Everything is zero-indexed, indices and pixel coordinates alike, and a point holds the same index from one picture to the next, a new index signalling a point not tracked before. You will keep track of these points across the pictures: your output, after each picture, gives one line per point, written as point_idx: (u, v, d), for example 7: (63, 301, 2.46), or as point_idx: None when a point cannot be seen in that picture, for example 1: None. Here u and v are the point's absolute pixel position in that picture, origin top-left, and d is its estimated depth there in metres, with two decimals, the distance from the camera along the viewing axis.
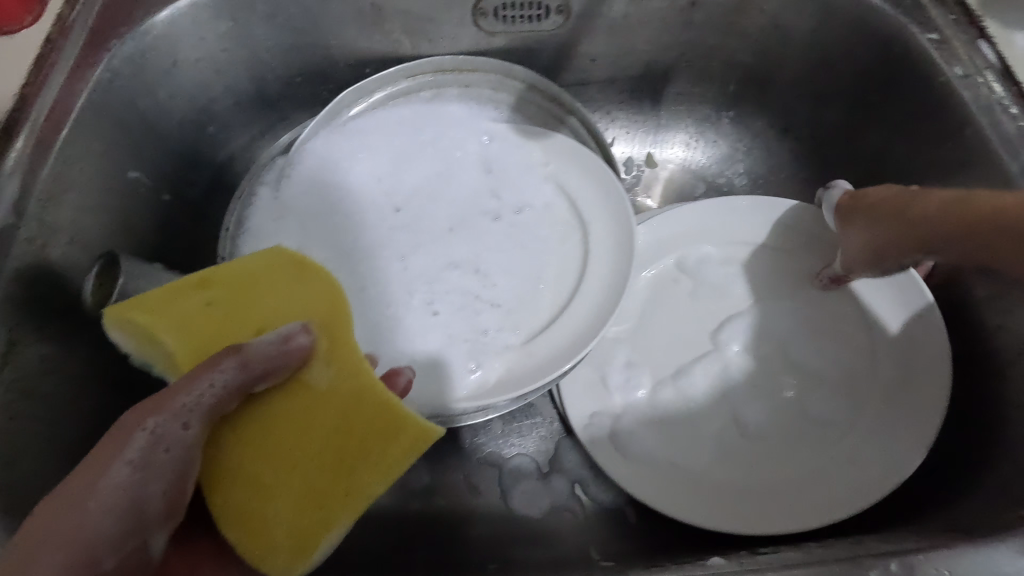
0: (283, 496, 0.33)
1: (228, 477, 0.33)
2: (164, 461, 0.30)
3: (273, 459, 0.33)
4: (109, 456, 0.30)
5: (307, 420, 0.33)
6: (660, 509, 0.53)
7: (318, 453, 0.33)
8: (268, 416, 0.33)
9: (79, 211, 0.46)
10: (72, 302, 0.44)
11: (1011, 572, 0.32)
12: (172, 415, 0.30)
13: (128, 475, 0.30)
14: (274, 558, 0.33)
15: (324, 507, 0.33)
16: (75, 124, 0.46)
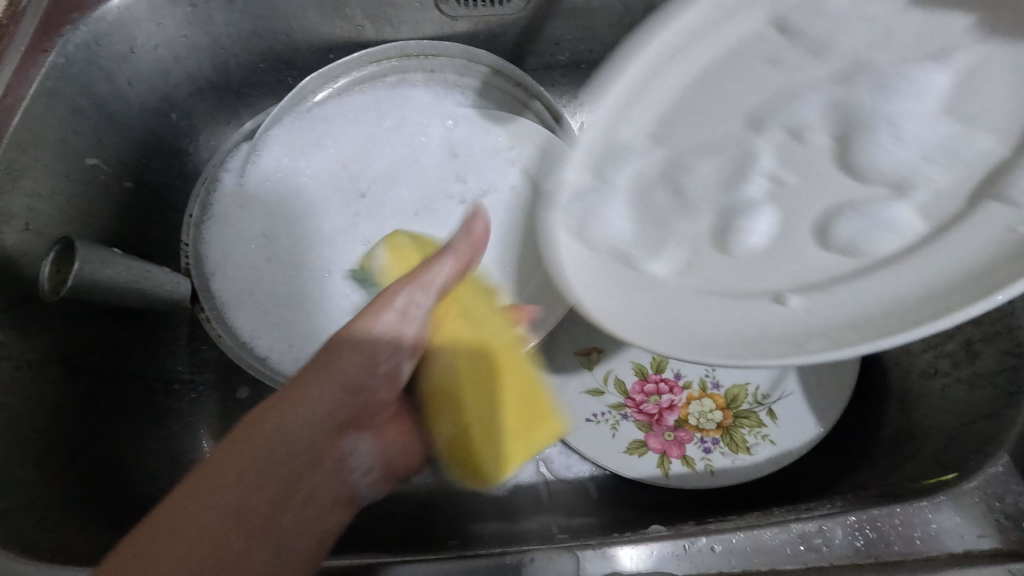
0: (502, 429, 0.36)
1: (468, 395, 0.37)
2: (411, 327, 0.38)
3: (484, 397, 0.36)
4: (338, 345, 0.38)
5: (497, 372, 0.37)
6: (620, 483, 0.54)
7: (483, 399, 0.36)
8: (480, 365, 0.37)
9: (34, 198, 0.47)
10: (28, 291, 0.45)
11: (933, 533, 0.34)
12: (391, 308, 0.37)
13: (351, 358, 0.38)
14: (491, 468, 0.36)
15: (520, 444, 0.36)
16: (27, 111, 0.46)
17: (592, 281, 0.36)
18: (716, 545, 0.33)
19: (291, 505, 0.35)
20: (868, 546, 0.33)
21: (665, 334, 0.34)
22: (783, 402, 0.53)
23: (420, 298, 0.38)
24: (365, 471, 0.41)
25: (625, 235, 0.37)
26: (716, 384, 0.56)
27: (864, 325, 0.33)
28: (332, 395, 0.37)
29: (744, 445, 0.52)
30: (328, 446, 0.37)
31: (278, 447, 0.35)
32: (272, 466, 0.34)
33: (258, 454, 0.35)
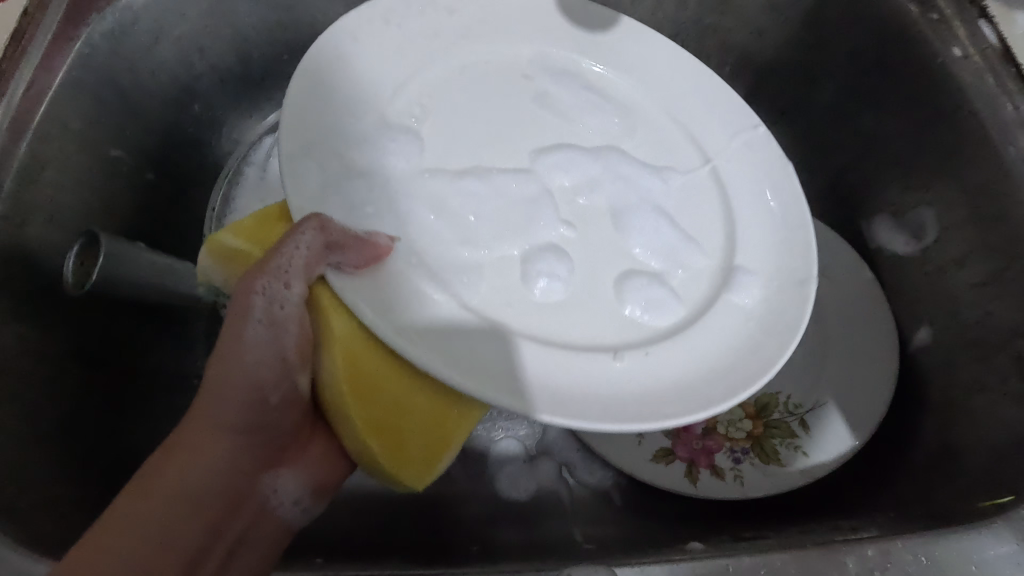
0: (405, 435, 0.36)
1: (367, 403, 0.35)
2: (288, 335, 0.35)
3: (378, 408, 0.36)
4: (241, 316, 0.34)
5: (381, 382, 0.35)
6: (645, 492, 0.53)
7: (381, 411, 0.36)
8: (369, 379, 0.35)
9: (57, 190, 0.46)
10: (49, 283, 0.44)
11: (989, 560, 0.32)
12: (274, 270, 0.34)
13: (261, 329, 0.34)
14: (408, 476, 0.36)
15: (428, 456, 0.36)
16: (53, 101, 0.45)
17: (447, 359, 0.34)
18: (760, 566, 0.32)
19: (219, 538, 0.36)
20: (920, 571, 0.32)
21: (547, 399, 0.35)
22: (817, 412, 0.52)
23: (282, 290, 0.34)
24: (295, 502, 0.41)
25: (494, 301, 0.38)
26: (746, 393, 0.55)
27: (682, 390, 0.37)
28: (232, 440, 0.36)
29: (776, 456, 0.51)
30: (247, 484, 0.38)
31: (183, 491, 0.35)
32: (191, 501, 0.35)
33: (200, 459, 0.35)
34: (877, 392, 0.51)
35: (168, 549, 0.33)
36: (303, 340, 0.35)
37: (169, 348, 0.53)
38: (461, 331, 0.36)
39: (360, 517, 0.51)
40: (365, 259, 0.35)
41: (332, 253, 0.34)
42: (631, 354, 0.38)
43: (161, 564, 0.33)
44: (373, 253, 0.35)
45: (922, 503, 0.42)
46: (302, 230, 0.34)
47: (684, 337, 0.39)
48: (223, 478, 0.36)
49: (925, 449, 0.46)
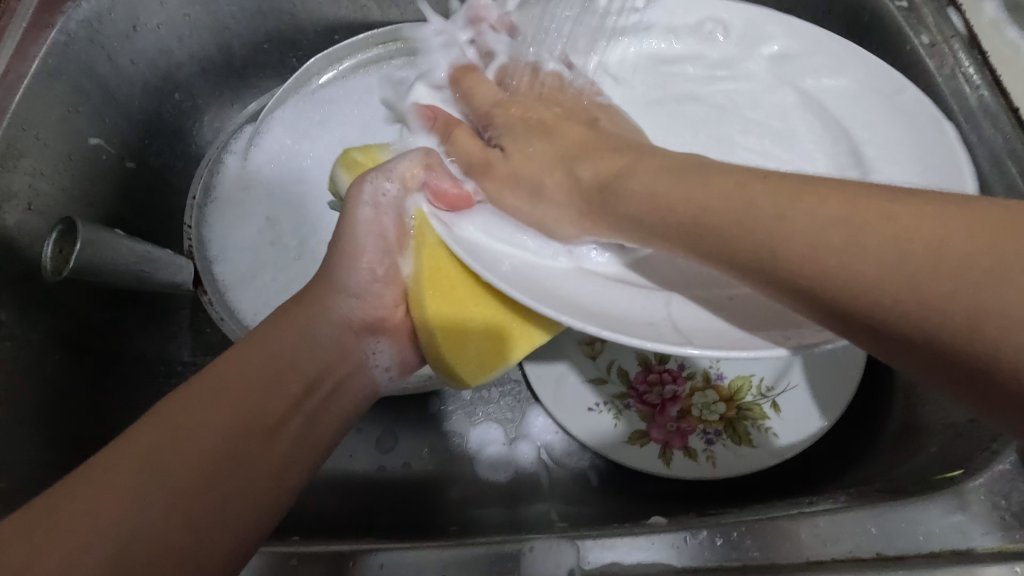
0: (472, 337, 0.38)
1: (441, 295, 0.38)
2: (388, 222, 0.40)
3: (451, 306, 0.38)
4: (353, 203, 0.40)
5: (452, 286, 0.38)
6: (621, 473, 0.54)
7: (450, 311, 0.38)
8: (446, 276, 0.38)
9: (36, 178, 0.46)
10: (30, 269, 0.44)
11: (935, 529, 0.34)
12: (387, 172, 0.40)
13: (367, 213, 0.40)
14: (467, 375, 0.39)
15: (489, 360, 0.38)
16: (30, 88, 0.45)
17: (500, 267, 0.38)
18: (716, 537, 0.33)
19: (308, 401, 0.38)
20: (870, 542, 0.33)
21: (562, 304, 0.36)
22: (788, 394, 0.53)
23: (385, 185, 0.40)
24: (386, 369, 0.46)
25: (578, 244, 0.43)
26: (720, 375, 0.55)
27: (669, 336, 0.36)
28: (333, 312, 0.42)
29: (747, 437, 0.52)
30: (340, 354, 0.42)
31: (275, 353, 0.38)
32: (279, 364, 0.38)
33: (306, 322, 0.40)
34: (845, 378, 0.52)
35: (258, 394, 0.36)
36: (402, 233, 0.40)
37: (151, 335, 0.54)
38: (536, 262, 0.40)
39: (341, 497, 0.53)
40: (451, 190, 0.40)
41: (428, 173, 0.40)
42: (633, 295, 0.39)
43: (256, 404, 0.35)
44: (450, 199, 0.40)
45: (883, 477, 0.43)
46: (407, 156, 0.40)
47: (662, 309, 0.38)
48: (313, 346, 0.40)
49: (889, 429, 0.48)
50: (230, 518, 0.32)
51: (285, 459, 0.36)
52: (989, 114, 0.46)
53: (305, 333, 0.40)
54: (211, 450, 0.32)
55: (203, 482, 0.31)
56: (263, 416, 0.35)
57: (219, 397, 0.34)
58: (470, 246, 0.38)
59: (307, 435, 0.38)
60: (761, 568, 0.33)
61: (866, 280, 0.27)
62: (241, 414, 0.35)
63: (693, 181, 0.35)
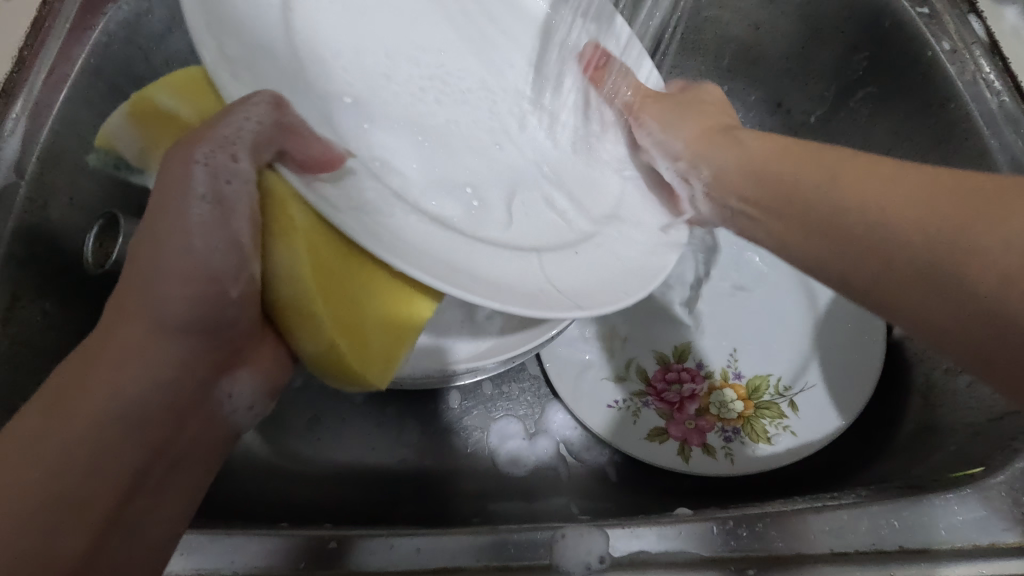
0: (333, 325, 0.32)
1: (323, 275, 0.32)
2: (238, 222, 0.31)
3: (324, 290, 0.32)
4: (176, 191, 0.31)
5: (327, 264, 0.32)
6: (639, 469, 0.55)
7: (328, 293, 0.32)
8: (323, 254, 0.32)
9: (77, 173, 0.48)
10: (71, 262, 0.46)
11: (957, 523, 0.34)
12: (216, 139, 0.30)
13: (202, 211, 0.31)
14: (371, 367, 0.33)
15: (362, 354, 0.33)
16: (73, 87, 0.47)
17: (420, 257, 0.33)
18: (741, 529, 0.34)
19: (157, 462, 0.33)
20: (891, 535, 0.34)
21: (504, 292, 0.34)
22: (805, 393, 0.54)
23: (228, 162, 0.30)
24: (247, 406, 0.38)
25: (452, 212, 0.39)
26: (739, 375, 0.56)
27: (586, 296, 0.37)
28: (164, 344, 0.32)
29: (765, 436, 0.53)
30: (204, 390, 0.34)
31: (138, 396, 0.31)
32: (137, 416, 0.31)
33: (129, 373, 0.31)
34: (862, 378, 0.53)
35: (105, 459, 0.30)
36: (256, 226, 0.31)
37: None
38: (441, 245, 0.36)
39: (366, 488, 0.54)
40: (322, 155, 0.33)
41: (284, 137, 0.31)
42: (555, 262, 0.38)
43: (99, 469, 0.30)
44: (324, 166, 0.33)
45: (902, 475, 0.44)
46: (254, 104, 0.31)
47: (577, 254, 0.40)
48: (176, 383, 0.32)
49: (906, 428, 0.49)
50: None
51: (134, 527, 0.32)
52: (1009, 119, 0.47)
53: (127, 392, 0.30)
54: (46, 545, 0.28)
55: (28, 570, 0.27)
56: (107, 488, 0.30)
57: (61, 456, 0.28)
58: (359, 215, 0.32)
59: (155, 493, 0.33)
60: (786, 559, 0.33)
61: (908, 254, 0.33)
62: (76, 485, 0.29)
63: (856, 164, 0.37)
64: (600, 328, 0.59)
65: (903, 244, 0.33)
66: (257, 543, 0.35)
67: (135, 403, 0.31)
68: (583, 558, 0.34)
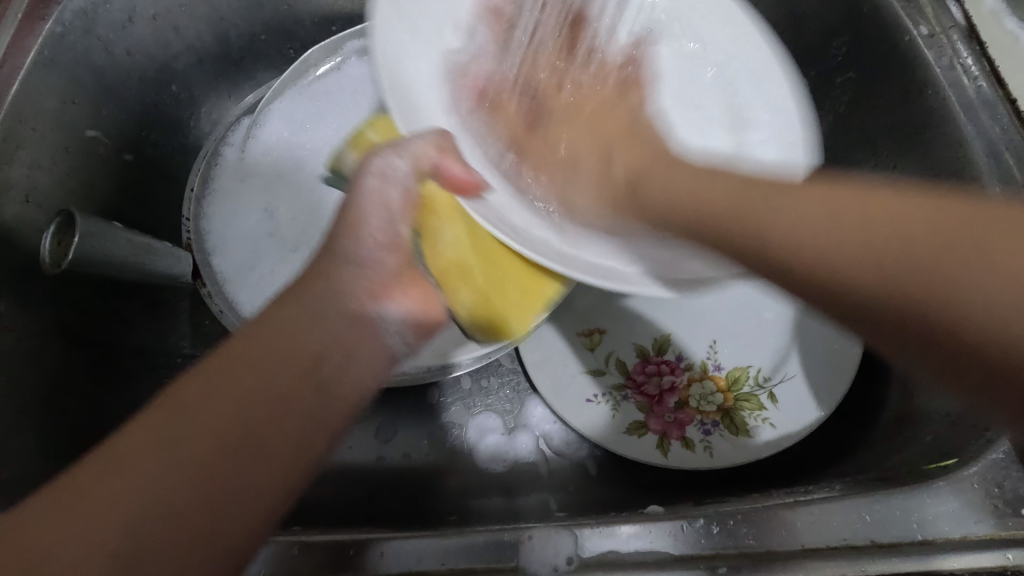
0: (510, 297, 0.45)
1: (458, 277, 0.44)
2: (392, 190, 0.37)
3: (474, 279, 0.44)
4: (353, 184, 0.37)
5: (461, 268, 0.44)
6: (618, 463, 0.55)
7: (480, 281, 0.45)
8: (476, 252, 0.45)
9: (33, 169, 0.46)
10: (28, 263, 0.44)
11: (931, 516, 0.34)
12: (396, 150, 0.38)
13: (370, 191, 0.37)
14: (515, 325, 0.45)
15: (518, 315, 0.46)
16: (26, 80, 0.45)
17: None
18: (711, 526, 0.34)
19: (305, 395, 0.31)
20: (864, 529, 0.34)
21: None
22: (785, 384, 0.53)
23: (393, 162, 0.38)
24: (400, 334, 0.37)
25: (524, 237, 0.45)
26: (719, 366, 0.56)
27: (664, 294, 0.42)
28: (340, 284, 0.34)
29: (745, 428, 0.52)
30: (363, 325, 0.34)
31: (287, 337, 0.31)
32: (271, 371, 0.30)
33: (306, 304, 0.33)
34: (840, 368, 0.52)
35: (245, 401, 0.29)
36: (408, 203, 0.38)
37: (150, 327, 0.54)
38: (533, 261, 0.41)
39: (341, 486, 0.53)
40: (414, 192, 0.38)
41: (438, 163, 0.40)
42: (608, 279, 0.43)
43: (237, 406, 0.29)
44: (421, 197, 0.38)
45: (879, 467, 0.44)
46: (417, 139, 0.39)
47: (631, 275, 0.43)
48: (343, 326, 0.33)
49: (884, 418, 0.48)
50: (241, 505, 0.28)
51: (292, 455, 0.30)
52: (987, 106, 0.46)
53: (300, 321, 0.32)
54: (205, 451, 0.28)
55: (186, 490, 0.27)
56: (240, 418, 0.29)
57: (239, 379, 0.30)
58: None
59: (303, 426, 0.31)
60: (758, 555, 0.33)
61: (788, 259, 0.31)
62: (245, 403, 0.29)
63: (702, 182, 0.38)
64: (578, 322, 0.58)
65: (813, 270, 0.30)
66: None
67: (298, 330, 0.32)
68: (550, 559, 0.33)
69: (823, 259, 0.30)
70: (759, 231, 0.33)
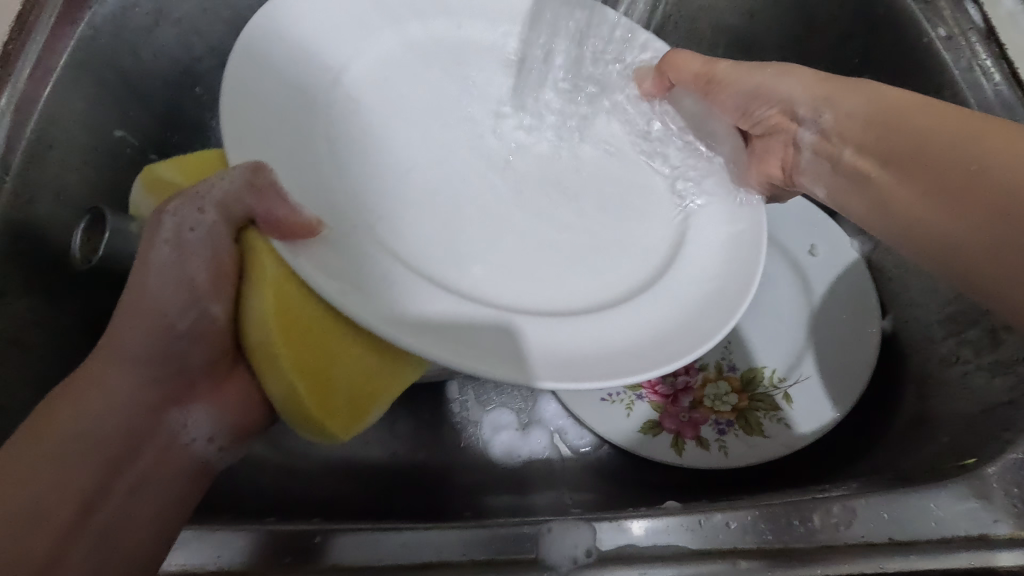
0: (343, 380, 0.36)
1: (273, 357, 0.35)
2: (193, 266, 0.35)
3: (317, 358, 0.35)
4: (149, 240, 0.36)
5: (322, 337, 0.35)
6: (634, 461, 0.55)
7: (303, 366, 0.35)
8: (304, 321, 0.35)
9: (63, 169, 0.47)
10: (58, 260, 0.45)
11: (950, 516, 0.34)
12: (191, 198, 0.35)
13: (166, 256, 0.36)
14: (336, 422, 0.36)
15: (358, 402, 0.37)
16: (57, 83, 0.46)
17: (428, 331, 0.33)
18: (730, 521, 0.34)
19: (121, 477, 0.35)
20: (882, 528, 0.34)
21: (544, 361, 0.34)
22: (800, 385, 0.53)
23: (195, 214, 0.35)
24: (207, 440, 0.40)
25: (483, 266, 0.39)
26: (733, 367, 0.56)
27: (641, 352, 0.36)
28: (133, 369, 0.36)
29: (760, 427, 0.52)
30: (156, 419, 0.37)
31: (80, 425, 0.34)
32: (92, 438, 0.34)
33: (107, 386, 0.35)
34: (855, 369, 0.52)
35: (70, 467, 0.33)
36: (217, 273, 0.36)
37: None
38: (460, 310, 0.35)
39: (362, 479, 0.53)
40: (288, 216, 0.34)
41: (252, 197, 0.34)
42: (617, 317, 0.38)
43: (55, 490, 0.33)
44: (289, 229, 0.34)
45: (893, 468, 0.44)
46: (233, 170, 0.35)
47: (632, 306, 0.38)
48: (131, 418, 0.36)
49: (901, 420, 0.48)
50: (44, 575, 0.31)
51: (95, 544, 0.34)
52: (1005, 107, 0.46)
53: (105, 402, 0.35)
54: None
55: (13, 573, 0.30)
56: (64, 503, 0.33)
57: (52, 457, 0.33)
58: (361, 293, 0.34)
59: (125, 508, 0.35)
60: (775, 552, 0.33)
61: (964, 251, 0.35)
62: (46, 486, 0.32)
63: (950, 120, 0.37)
64: None
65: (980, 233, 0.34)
66: (244, 540, 0.35)
67: (109, 404, 0.35)
68: (569, 552, 0.34)
69: (973, 168, 0.35)
70: (925, 136, 0.37)
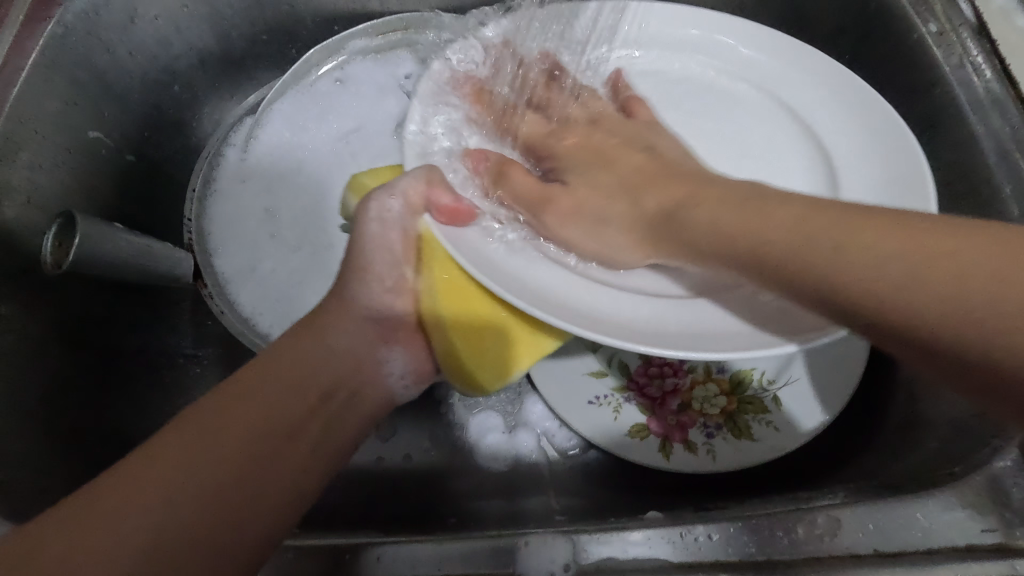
0: (493, 339, 0.38)
1: (434, 314, 0.39)
2: (394, 238, 0.40)
3: (468, 318, 0.38)
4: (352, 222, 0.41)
5: (472, 302, 0.38)
6: (621, 464, 0.54)
7: (456, 325, 0.38)
8: (459, 286, 0.38)
9: (33, 171, 0.46)
10: (28, 265, 0.44)
11: (937, 526, 0.33)
12: (393, 190, 0.39)
13: (371, 234, 0.40)
14: (485, 379, 0.38)
15: (507, 363, 0.38)
16: (26, 82, 0.45)
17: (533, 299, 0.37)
18: (712, 534, 0.33)
19: (318, 419, 0.38)
20: (867, 539, 0.33)
21: (630, 333, 0.36)
22: (790, 387, 0.53)
23: (388, 204, 0.39)
24: (400, 377, 0.45)
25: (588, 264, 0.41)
26: (722, 369, 0.55)
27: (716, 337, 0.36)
28: (351, 321, 0.42)
29: (748, 430, 0.52)
30: (364, 358, 0.42)
31: (296, 367, 0.38)
32: (304, 378, 0.38)
33: (323, 335, 0.40)
34: (844, 370, 0.51)
35: (278, 400, 0.36)
36: (407, 249, 0.40)
37: (153, 327, 0.54)
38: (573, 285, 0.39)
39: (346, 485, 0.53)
40: (452, 204, 0.39)
41: (426, 189, 0.39)
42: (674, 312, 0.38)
43: (274, 416, 0.36)
44: (453, 212, 0.39)
45: (881, 474, 0.43)
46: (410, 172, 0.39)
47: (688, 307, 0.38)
48: (333, 362, 0.40)
49: (891, 423, 0.47)
50: (245, 509, 0.32)
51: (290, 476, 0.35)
52: (996, 103, 0.45)
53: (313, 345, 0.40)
54: (208, 481, 0.32)
55: (214, 496, 0.32)
56: (277, 430, 0.35)
57: (271, 395, 0.36)
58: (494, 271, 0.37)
59: (318, 449, 0.38)
60: (756, 565, 0.33)
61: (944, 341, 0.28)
62: (271, 419, 0.35)
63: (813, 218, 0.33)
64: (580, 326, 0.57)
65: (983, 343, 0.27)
66: None
67: (324, 344, 0.40)
68: (546, 565, 0.33)
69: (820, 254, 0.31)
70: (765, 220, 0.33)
